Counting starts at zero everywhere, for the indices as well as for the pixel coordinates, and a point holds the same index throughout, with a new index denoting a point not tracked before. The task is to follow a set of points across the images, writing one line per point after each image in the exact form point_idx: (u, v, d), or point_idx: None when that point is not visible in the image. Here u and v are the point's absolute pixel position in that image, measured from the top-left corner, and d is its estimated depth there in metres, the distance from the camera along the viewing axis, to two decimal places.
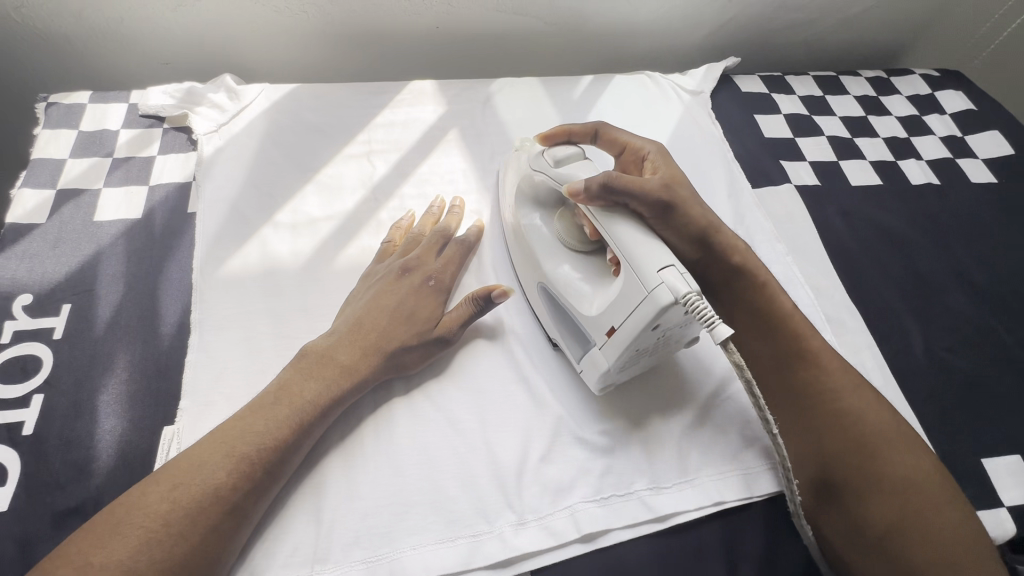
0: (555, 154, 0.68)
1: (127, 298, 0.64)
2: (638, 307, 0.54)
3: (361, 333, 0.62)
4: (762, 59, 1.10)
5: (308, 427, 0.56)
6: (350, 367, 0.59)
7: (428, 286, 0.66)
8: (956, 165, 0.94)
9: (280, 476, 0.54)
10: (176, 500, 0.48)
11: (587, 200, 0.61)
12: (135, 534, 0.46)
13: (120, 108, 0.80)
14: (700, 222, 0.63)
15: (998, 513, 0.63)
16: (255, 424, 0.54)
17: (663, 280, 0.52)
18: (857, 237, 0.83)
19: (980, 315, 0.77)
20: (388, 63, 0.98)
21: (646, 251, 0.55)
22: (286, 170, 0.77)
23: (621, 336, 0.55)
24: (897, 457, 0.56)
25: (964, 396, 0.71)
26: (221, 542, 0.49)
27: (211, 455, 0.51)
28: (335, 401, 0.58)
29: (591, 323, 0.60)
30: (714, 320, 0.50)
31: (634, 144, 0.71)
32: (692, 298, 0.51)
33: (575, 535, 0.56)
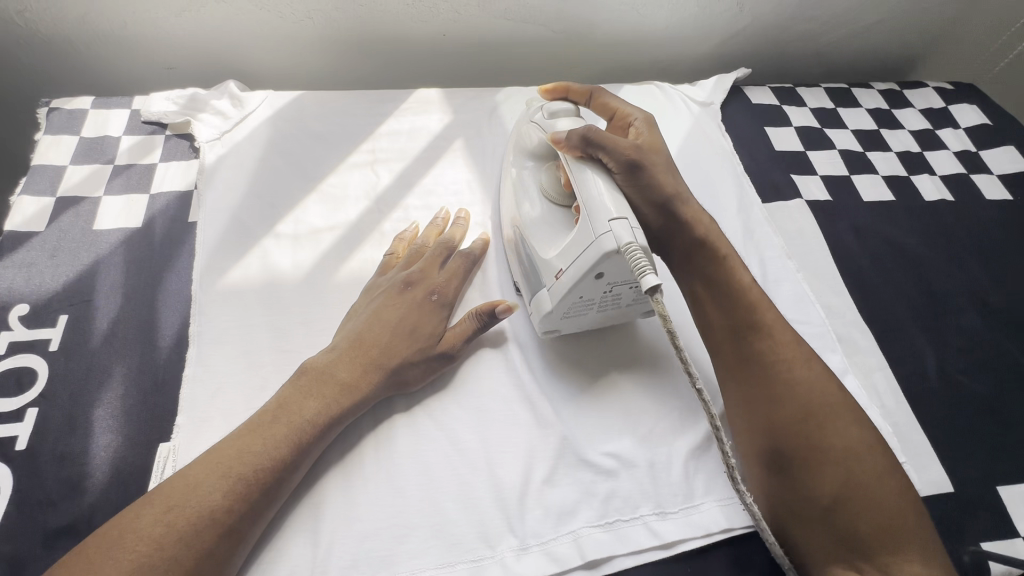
0: (552, 107, 0.69)
1: (124, 309, 0.63)
2: (584, 251, 0.57)
3: (363, 349, 0.60)
4: (772, 70, 1.09)
5: (305, 447, 0.54)
6: (350, 384, 0.58)
7: (431, 300, 0.65)
8: (970, 180, 0.92)
9: (277, 496, 0.52)
10: (170, 523, 0.47)
11: (567, 149, 0.64)
12: (128, 559, 0.44)
13: (122, 114, 0.79)
14: (666, 189, 0.65)
15: (1013, 543, 0.61)
16: (253, 444, 0.52)
17: (611, 229, 0.56)
18: (869, 255, 0.82)
19: (995, 336, 0.76)
20: (393, 70, 0.97)
21: (605, 203, 0.58)
22: (289, 179, 0.76)
23: (565, 280, 0.59)
24: (841, 429, 0.56)
25: (980, 420, 0.69)
26: (216, 566, 0.47)
27: (204, 477, 0.49)
28: (335, 420, 0.56)
29: (545, 265, 0.63)
30: (646, 270, 0.53)
31: (624, 111, 0.73)
32: (632, 248, 0.54)
33: (578, 561, 0.55)
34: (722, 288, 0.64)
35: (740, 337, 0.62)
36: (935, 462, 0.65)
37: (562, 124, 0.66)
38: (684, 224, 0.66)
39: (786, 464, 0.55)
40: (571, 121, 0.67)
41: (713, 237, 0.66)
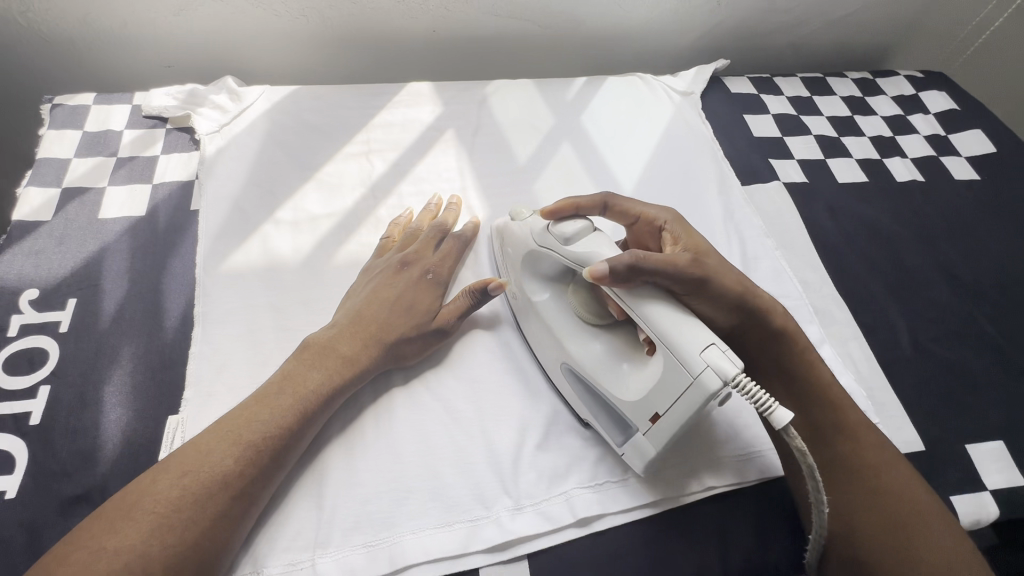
0: (562, 230, 0.62)
1: (131, 293, 0.66)
2: (685, 393, 0.52)
3: (361, 324, 0.63)
4: (750, 62, 1.13)
5: (310, 415, 0.57)
6: (350, 356, 0.61)
7: (427, 279, 0.68)
8: (940, 162, 0.96)
9: (284, 463, 0.55)
10: (187, 486, 0.49)
11: (614, 283, 0.56)
12: (148, 520, 0.47)
13: (123, 109, 0.81)
14: (736, 287, 0.59)
15: (981, 497, 0.65)
16: (261, 414, 0.55)
17: (708, 361, 0.50)
18: (843, 234, 0.86)
19: (964, 307, 0.80)
20: (385, 66, 1.00)
21: (684, 330, 0.52)
22: (287, 169, 0.79)
23: (671, 424, 0.53)
24: (935, 541, 0.53)
25: (950, 385, 0.73)
26: (229, 525, 0.50)
27: (216, 444, 0.52)
28: (337, 390, 0.59)
29: (634, 408, 0.56)
30: (771, 404, 0.49)
31: (649, 213, 0.66)
32: (742, 379, 0.49)
33: (570, 519, 0.58)
34: (796, 368, 0.62)
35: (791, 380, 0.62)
36: (907, 424, 0.69)
37: (595, 252, 0.59)
38: (758, 323, 0.61)
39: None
40: (594, 241, 0.60)
41: (793, 331, 0.62)
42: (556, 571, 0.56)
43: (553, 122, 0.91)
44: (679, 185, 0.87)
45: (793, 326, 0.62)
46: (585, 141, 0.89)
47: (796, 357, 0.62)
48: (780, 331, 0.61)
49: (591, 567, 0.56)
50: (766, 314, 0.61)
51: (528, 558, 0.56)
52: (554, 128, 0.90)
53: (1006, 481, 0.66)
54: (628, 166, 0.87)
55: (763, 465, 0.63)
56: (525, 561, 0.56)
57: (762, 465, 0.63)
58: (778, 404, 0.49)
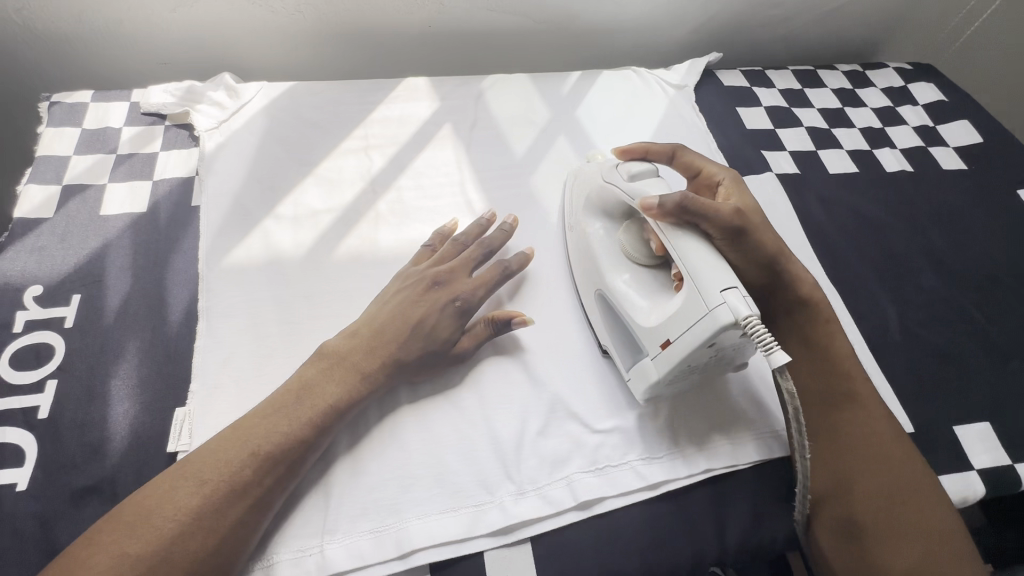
0: (631, 167, 0.65)
1: (135, 288, 0.67)
2: (695, 323, 0.54)
3: (381, 340, 0.62)
4: (742, 55, 1.14)
5: (326, 427, 0.57)
6: (364, 370, 0.60)
7: (454, 306, 0.64)
8: (928, 153, 0.98)
9: (300, 470, 0.55)
10: (206, 495, 0.50)
11: (660, 216, 0.59)
12: (170, 526, 0.48)
13: (121, 106, 0.82)
14: (771, 246, 0.63)
15: (968, 476, 0.67)
16: (278, 424, 0.55)
17: (725, 299, 0.52)
18: (835, 223, 0.87)
19: (952, 294, 0.82)
20: (381, 62, 1.01)
21: (710, 269, 0.54)
22: (287, 165, 0.79)
23: (676, 351, 0.56)
24: (925, 509, 0.56)
25: (938, 369, 0.75)
26: (246, 531, 0.51)
27: (233, 454, 0.52)
28: (356, 403, 0.59)
29: (646, 333, 0.60)
30: (772, 346, 0.51)
31: (708, 170, 0.70)
32: (751, 322, 0.51)
33: (572, 502, 0.59)
34: (819, 346, 0.65)
35: (828, 369, 0.64)
36: (897, 407, 0.71)
37: (650, 189, 0.62)
38: (785, 287, 0.65)
39: (864, 535, 0.56)
40: (655, 182, 0.63)
41: (818, 302, 0.66)
42: (558, 552, 0.58)
43: (549, 116, 0.92)
44: None
45: (820, 298, 0.66)
46: (581, 134, 0.91)
47: (819, 329, 0.65)
48: (806, 299, 0.65)
49: (592, 550, 0.58)
50: (795, 280, 0.65)
51: (531, 541, 0.58)
52: (550, 122, 0.91)
53: (992, 461, 0.68)
54: None
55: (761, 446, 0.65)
56: (528, 543, 0.58)
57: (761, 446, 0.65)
58: (778, 346, 0.51)
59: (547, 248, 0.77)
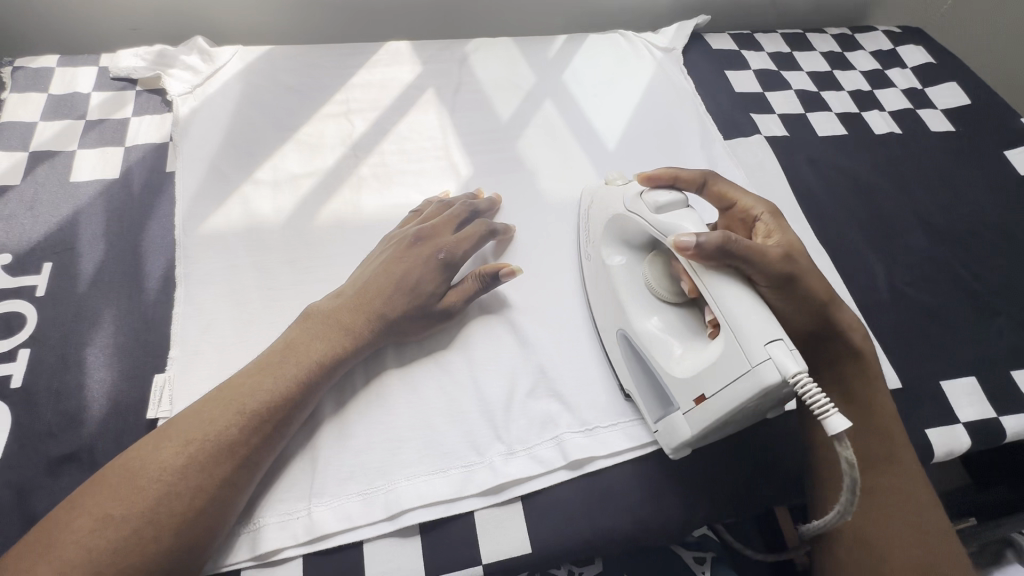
0: (657, 198, 0.59)
1: (110, 255, 0.65)
2: (738, 380, 0.49)
3: (367, 297, 0.60)
4: (730, 19, 1.12)
5: (313, 385, 0.56)
6: (348, 326, 0.59)
7: (438, 258, 0.63)
8: (916, 115, 0.98)
9: (288, 430, 0.54)
10: (191, 455, 0.48)
11: (698, 257, 0.52)
12: (154, 488, 0.46)
13: (89, 71, 0.78)
14: (819, 297, 0.57)
15: (954, 429, 0.67)
16: (262, 383, 0.53)
17: (770, 355, 0.47)
18: (824, 184, 0.87)
19: (938, 253, 0.82)
20: (361, 25, 0.98)
21: (753, 318, 0.49)
22: (265, 129, 0.77)
23: (716, 409, 0.51)
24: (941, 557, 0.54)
25: (926, 326, 0.75)
26: (234, 490, 0.50)
27: (219, 412, 0.51)
28: (341, 361, 0.57)
29: (679, 385, 0.55)
30: (830, 411, 0.45)
31: (744, 202, 0.61)
32: (802, 381, 0.46)
33: (561, 462, 0.59)
34: (860, 402, 0.60)
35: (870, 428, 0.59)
36: (886, 363, 0.71)
37: (685, 224, 0.56)
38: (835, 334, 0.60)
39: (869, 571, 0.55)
40: (687, 217, 0.57)
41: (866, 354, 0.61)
42: (549, 511, 0.57)
43: (535, 80, 0.90)
44: (663, 139, 0.86)
45: (869, 350, 0.62)
46: (567, 98, 0.89)
47: (865, 384, 0.61)
48: (856, 349, 0.61)
49: (583, 507, 0.58)
50: (843, 330, 0.60)
51: (522, 500, 0.57)
52: (536, 86, 0.89)
53: (977, 415, 0.69)
54: (612, 122, 0.87)
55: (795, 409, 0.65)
56: (519, 501, 0.57)
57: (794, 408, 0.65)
58: (837, 411, 0.45)
59: (534, 212, 0.76)
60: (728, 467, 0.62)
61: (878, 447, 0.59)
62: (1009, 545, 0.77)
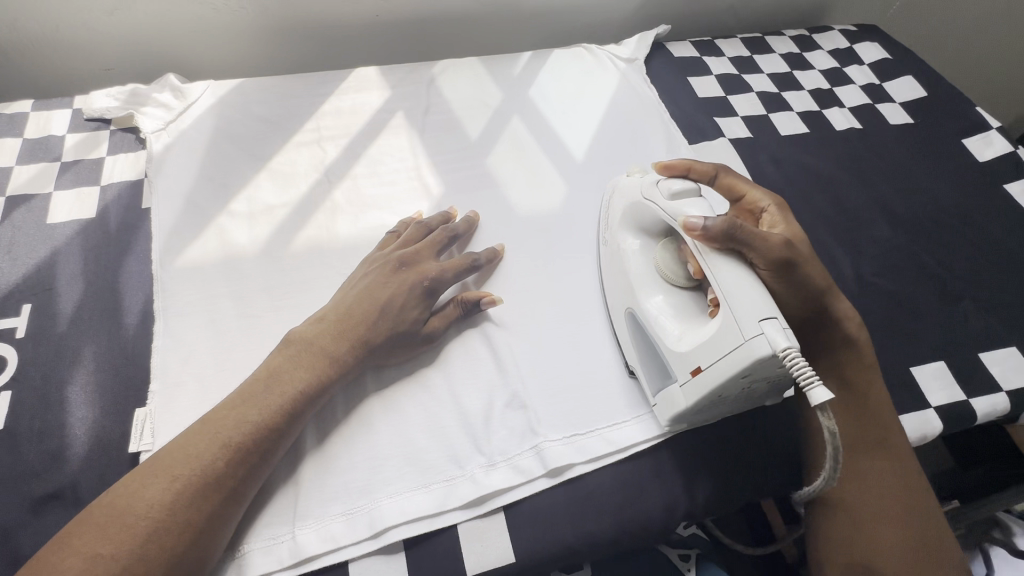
0: (672, 185, 0.62)
1: (88, 294, 0.66)
2: (730, 353, 0.52)
3: (350, 321, 0.62)
4: (691, 27, 1.15)
5: (295, 414, 0.56)
6: (332, 354, 0.60)
7: (422, 284, 0.65)
8: (875, 109, 1.01)
9: (271, 459, 0.55)
10: (179, 490, 0.49)
11: (704, 239, 0.55)
12: (141, 526, 0.47)
13: (63, 114, 0.80)
14: (816, 284, 0.58)
15: (926, 414, 0.69)
16: (245, 416, 0.54)
17: (763, 331, 0.50)
18: (788, 182, 0.89)
19: (903, 243, 0.84)
20: (331, 52, 1.00)
21: (746, 297, 0.52)
22: (238, 161, 0.79)
23: (709, 380, 0.54)
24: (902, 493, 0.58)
25: (894, 315, 0.77)
26: (222, 520, 0.51)
27: (205, 446, 0.51)
28: (322, 390, 0.58)
29: (677, 359, 0.58)
30: (812, 382, 0.48)
31: (753, 195, 0.66)
32: (790, 355, 0.49)
33: (541, 470, 0.60)
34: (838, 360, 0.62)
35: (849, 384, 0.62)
36: None
37: (690, 211, 0.59)
38: (835, 323, 0.61)
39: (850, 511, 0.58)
40: (695, 205, 0.60)
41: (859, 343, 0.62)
42: (532, 519, 0.58)
43: (502, 97, 0.92)
44: (631, 148, 0.88)
45: (863, 342, 0.63)
46: (535, 114, 0.91)
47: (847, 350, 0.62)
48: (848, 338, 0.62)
49: (566, 514, 0.59)
50: (837, 321, 0.61)
51: (504, 510, 0.58)
52: (503, 103, 0.91)
53: (948, 398, 0.71)
54: (579, 134, 0.89)
55: None
56: (502, 512, 0.58)
57: None
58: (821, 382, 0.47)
59: (507, 227, 0.78)
60: (710, 467, 0.63)
61: (872, 433, 0.60)
62: (995, 525, 0.84)
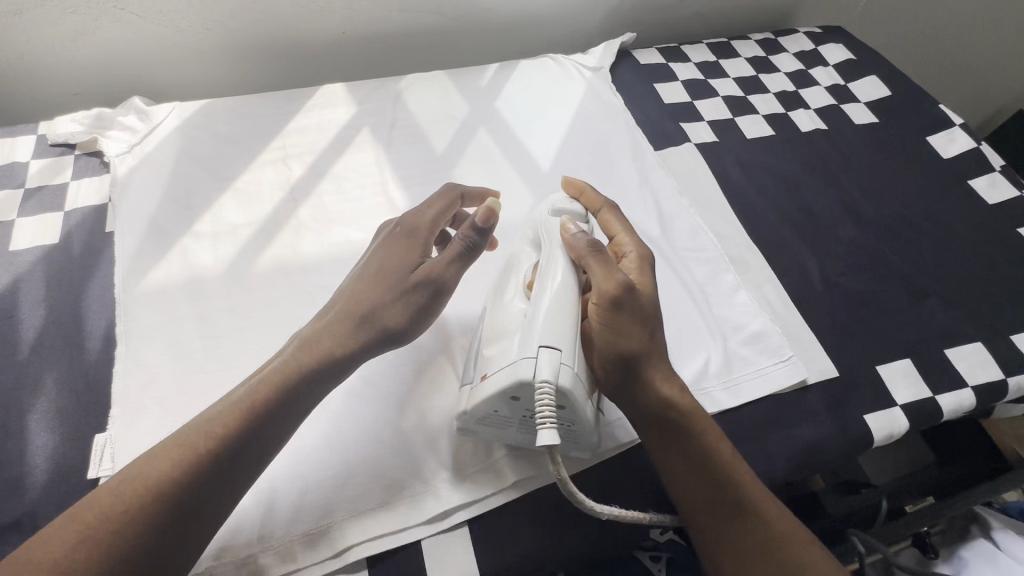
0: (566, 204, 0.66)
1: (50, 320, 0.66)
2: (508, 367, 0.54)
3: (334, 301, 0.57)
4: (658, 34, 1.17)
5: (258, 402, 0.50)
6: (310, 335, 0.54)
7: (403, 238, 0.60)
8: (840, 110, 1.02)
9: (234, 457, 0.48)
10: (121, 495, 0.45)
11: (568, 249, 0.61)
12: (73, 536, 0.43)
13: (28, 140, 0.80)
14: (632, 340, 0.56)
15: (892, 412, 0.69)
16: (208, 411, 0.49)
17: (538, 356, 0.53)
18: (754, 184, 0.90)
19: (869, 242, 0.85)
20: (299, 69, 1.00)
21: (548, 323, 0.55)
22: (203, 182, 0.79)
23: (484, 388, 0.56)
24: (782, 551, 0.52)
25: (860, 315, 0.77)
26: (167, 529, 0.45)
27: (162, 448, 0.47)
28: (292, 373, 0.52)
29: (479, 364, 0.60)
30: (544, 423, 0.50)
31: (621, 239, 0.65)
32: (542, 388, 0.51)
33: (508, 481, 0.60)
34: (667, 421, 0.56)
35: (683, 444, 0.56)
36: (822, 354, 0.73)
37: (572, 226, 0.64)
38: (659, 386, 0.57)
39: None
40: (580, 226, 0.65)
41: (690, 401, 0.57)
42: (496, 532, 0.58)
43: (467, 109, 0.93)
44: (596, 156, 0.89)
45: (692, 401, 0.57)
46: (499, 124, 0.92)
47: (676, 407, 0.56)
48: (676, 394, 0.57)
49: (529, 526, 0.59)
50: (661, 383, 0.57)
51: (468, 524, 0.58)
52: (469, 115, 0.92)
53: (914, 396, 0.71)
54: (544, 144, 0.90)
55: (784, 375, 0.69)
56: (466, 526, 0.58)
57: (777, 378, 0.69)
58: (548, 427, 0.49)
59: None
60: None
61: (722, 497, 0.54)
62: (973, 521, 0.83)
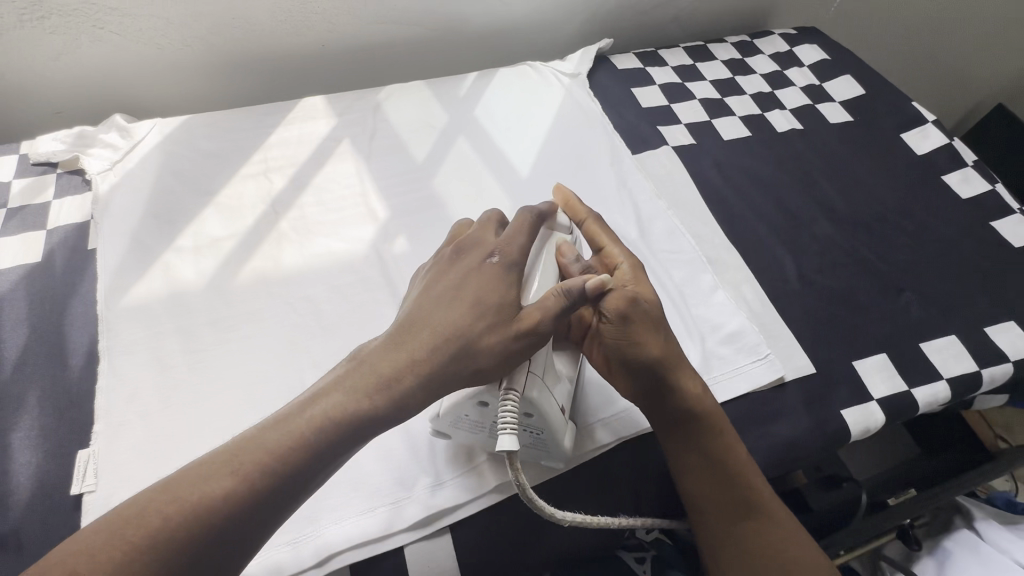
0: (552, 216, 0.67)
1: (32, 338, 0.66)
2: None
3: (408, 331, 0.52)
4: (635, 39, 1.18)
5: (325, 441, 0.46)
6: (381, 368, 0.50)
7: (490, 264, 0.55)
8: (815, 110, 1.03)
9: (284, 498, 0.45)
10: (163, 522, 0.41)
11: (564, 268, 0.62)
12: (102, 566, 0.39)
13: (10, 160, 0.81)
14: (646, 350, 0.58)
15: (868, 406, 0.70)
16: (268, 438, 0.46)
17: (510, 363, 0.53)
18: (731, 185, 0.91)
19: (845, 239, 0.86)
20: (280, 83, 1.02)
21: None
22: (185, 198, 0.80)
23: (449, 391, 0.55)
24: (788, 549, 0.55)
25: (836, 311, 0.78)
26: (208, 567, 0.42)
27: (213, 475, 0.43)
28: (361, 412, 0.48)
29: None
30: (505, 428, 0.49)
31: (611, 250, 0.65)
32: (508, 396, 0.50)
33: (487, 486, 0.60)
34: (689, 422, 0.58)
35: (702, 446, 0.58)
36: (799, 351, 0.74)
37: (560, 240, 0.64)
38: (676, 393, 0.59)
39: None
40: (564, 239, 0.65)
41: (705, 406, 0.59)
42: (478, 536, 0.59)
43: (447, 118, 0.94)
44: (575, 161, 0.90)
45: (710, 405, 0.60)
46: (479, 132, 0.93)
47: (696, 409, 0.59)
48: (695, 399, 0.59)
49: (510, 529, 0.60)
50: (678, 389, 0.59)
51: (450, 529, 0.59)
52: (448, 124, 0.93)
53: (890, 390, 0.72)
54: (524, 151, 0.91)
55: (760, 374, 0.70)
56: (449, 530, 0.59)
57: (754, 377, 0.70)
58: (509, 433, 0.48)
59: None
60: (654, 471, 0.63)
61: (737, 497, 0.57)
62: (956, 512, 0.84)
